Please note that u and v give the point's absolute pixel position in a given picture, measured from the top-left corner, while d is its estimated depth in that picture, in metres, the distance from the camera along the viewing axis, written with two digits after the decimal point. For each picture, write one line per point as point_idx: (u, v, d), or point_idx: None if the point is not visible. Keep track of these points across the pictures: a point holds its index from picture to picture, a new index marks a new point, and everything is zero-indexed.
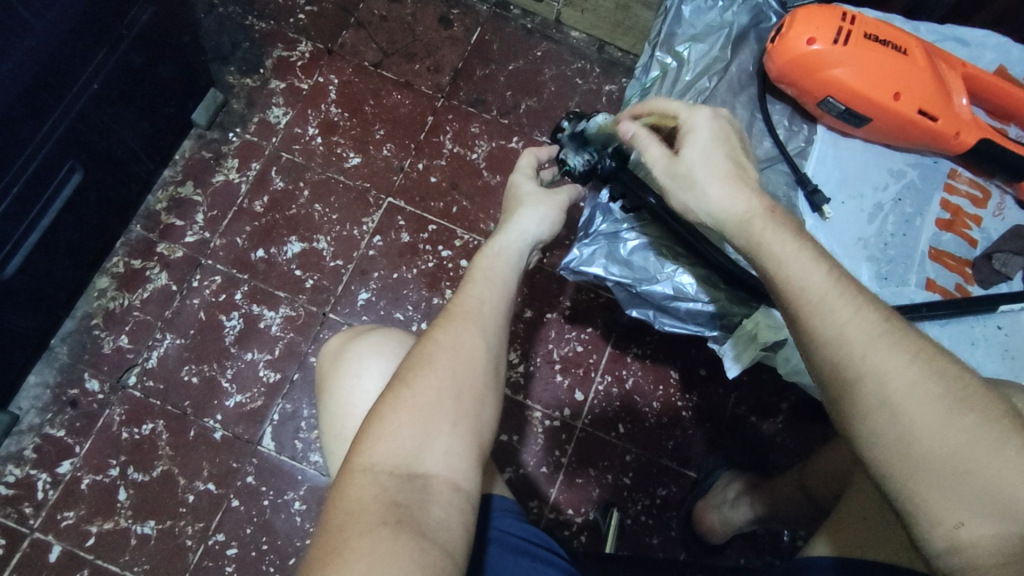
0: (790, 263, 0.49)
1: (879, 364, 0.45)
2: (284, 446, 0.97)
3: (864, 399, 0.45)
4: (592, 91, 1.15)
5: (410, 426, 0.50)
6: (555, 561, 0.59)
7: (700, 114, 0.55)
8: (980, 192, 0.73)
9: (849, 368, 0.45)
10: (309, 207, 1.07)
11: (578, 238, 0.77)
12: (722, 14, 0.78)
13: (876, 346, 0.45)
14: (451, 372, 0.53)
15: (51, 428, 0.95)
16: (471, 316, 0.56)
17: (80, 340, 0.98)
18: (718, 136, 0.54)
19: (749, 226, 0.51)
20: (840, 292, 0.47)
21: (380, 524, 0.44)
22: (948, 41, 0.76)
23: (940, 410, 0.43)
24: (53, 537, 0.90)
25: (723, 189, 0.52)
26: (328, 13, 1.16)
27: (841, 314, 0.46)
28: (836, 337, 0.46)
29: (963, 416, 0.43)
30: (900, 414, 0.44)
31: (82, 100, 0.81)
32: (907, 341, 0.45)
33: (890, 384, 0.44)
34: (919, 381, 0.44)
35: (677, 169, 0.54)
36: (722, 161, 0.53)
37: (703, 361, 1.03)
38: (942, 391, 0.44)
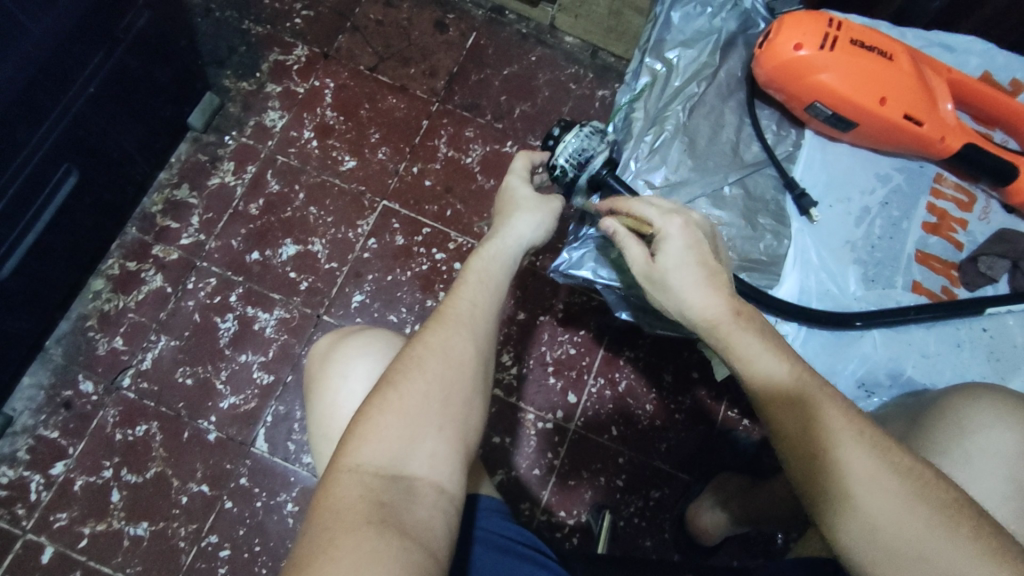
0: (756, 359, 0.51)
1: (846, 460, 0.47)
2: (277, 448, 0.97)
3: (829, 487, 0.48)
4: (586, 96, 1.16)
5: (396, 427, 0.51)
6: (540, 559, 0.60)
7: (674, 222, 0.56)
8: (966, 196, 0.74)
9: (813, 458, 0.48)
10: (304, 210, 1.07)
11: (568, 240, 0.78)
12: (711, 20, 0.79)
13: (843, 441, 0.48)
14: (441, 376, 0.54)
15: (45, 430, 0.95)
16: (462, 319, 0.57)
17: (74, 341, 0.99)
18: (692, 245, 0.55)
19: (715, 330, 0.53)
20: (805, 385, 0.50)
21: (365, 522, 0.45)
22: (934, 47, 0.77)
23: (901, 501, 0.46)
24: (46, 538, 0.90)
25: (693, 296, 0.54)
26: (324, 18, 1.17)
27: (808, 410, 0.49)
28: (804, 430, 0.49)
29: (920, 507, 0.46)
30: (866, 505, 0.47)
31: (79, 103, 0.81)
32: (868, 435, 0.48)
33: (854, 479, 0.47)
34: (881, 474, 0.47)
35: (655, 278, 0.56)
36: (693, 271, 0.54)
37: (695, 364, 1.04)
38: (903, 483, 0.47)
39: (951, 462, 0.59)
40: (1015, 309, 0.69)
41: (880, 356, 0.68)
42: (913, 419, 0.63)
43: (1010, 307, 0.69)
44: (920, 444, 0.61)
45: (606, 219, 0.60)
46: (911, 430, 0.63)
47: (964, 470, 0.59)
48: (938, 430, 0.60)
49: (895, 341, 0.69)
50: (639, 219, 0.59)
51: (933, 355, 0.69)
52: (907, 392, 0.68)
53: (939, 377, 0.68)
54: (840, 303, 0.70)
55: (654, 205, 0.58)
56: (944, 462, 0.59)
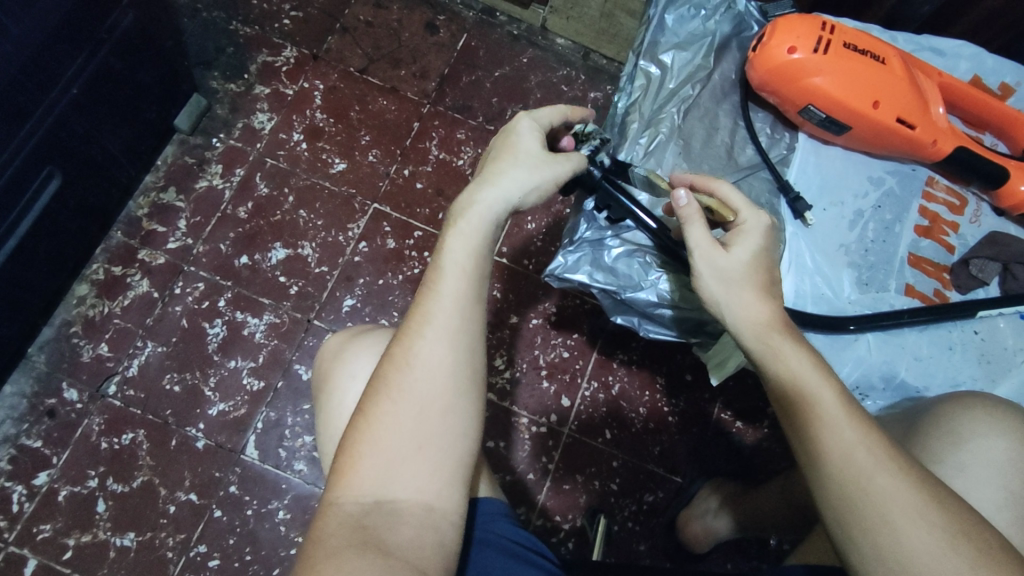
0: (801, 378, 0.52)
1: (883, 487, 0.48)
2: (267, 455, 0.95)
3: (863, 510, 0.48)
4: (578, 98, 1.16)
5: (371, 457, 0.49)
6: (539, 562, 0.60)
7: (759, 218, 0.58)
8: (957, 200, 0.74)
9: (850, 482, 0.49)
10: (294, 213, 1.06)
11: (563, 244, 0.76)
12: (705, 22, 0.79)
13: (882, 468, 0.48)
14: (408, 390, 0.51)
15: (27, 439, 0.93)
16: (427, 322, 0.53)
17: (58, 348, 0.97)
18: (764, 245, 0.58)
19: (765, 334, 0.54)
20: (847, 410, 0.51)
21: (345, 549, 0.46)
22: (925, 52, 0.77)
23: (938, 532, 0.46)
24: (29, 550, 0.88)
25: (752, 296, 0.55)
26: (313, 19, 1.16)
27: (848, 435, 0.50)
28: (843, 455, 0.49)
29: (957, 540, 0.46)
30: (902, 536, 0.46)
31: (62, 104, 0.80)
32: (908, 465, 0.49)
33: (892, 507, 0.47)
34: (918, 503, 0.47)
35: (723, 264, 0.56)
36: (759, 271, 0.57)
37: (688, 366, 1.04)
38: (940, 515, 0.47)
39: (949, 471, 0.59)
40: (1007, 312, 0.70)
41: (873, 360, 0.68)
42: (912, 425, 0.63)
43: (1001, 310, 0.69)
44: (917, 451, 0.61)
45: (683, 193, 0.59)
46: (906, 438, 0.63)
47: (960, 478, 0.58)
48: (932, 437, 0.61)
49: (888, 344, 0.69)
50: (722, 205, 0.60)
51: (926, 358, 0.69)
52: (901, 395, 0.69)
53: (931, 381, 0.68)
54: (834, 306, 0.70)
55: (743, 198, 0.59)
56: (942, 470, 0.59)
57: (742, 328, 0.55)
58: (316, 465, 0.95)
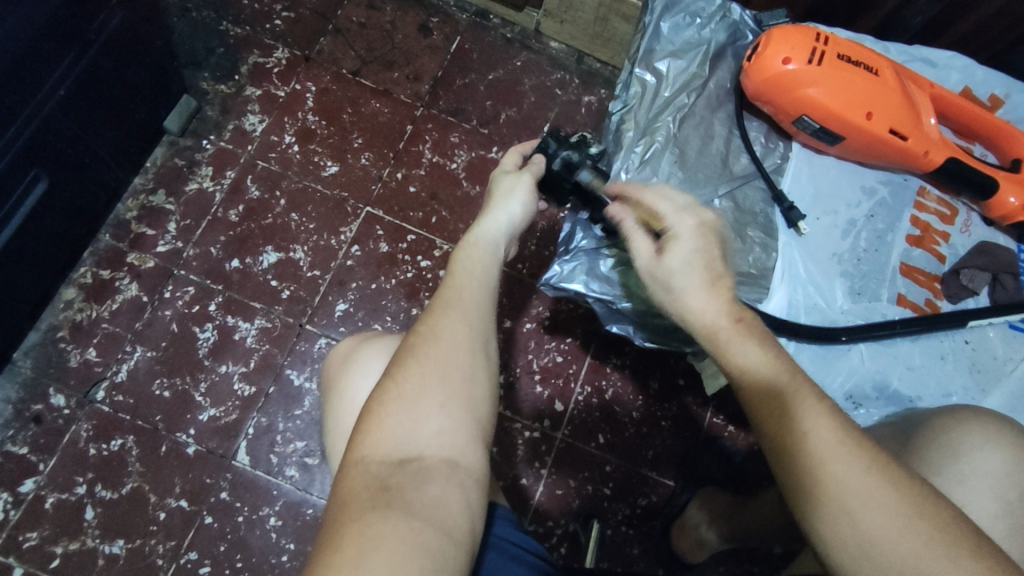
0: (757, 372, 0.51)
1: (840, 474, 0.46)
2: (259, 461, 0.95)
3: (822, 498, 0.46)
4: (572, 102, 1.16)
5: (396, 414, 0.50)
6: (526, 558, 0.59)
7: (687, 220, 0.56)
8: (948, 210, 0.75)
9: (806, 468, 0.47)
10: (285, 216, 1.05)
11: (558, 253, 0.77)
12: (700, 30, 0.79)
13: (839, 454, 0.46)
14: (436, 358, 0.53)
15: (13, 446, 0.91)
16: (452, 302, 0.56)
17: (45, 353, 0.95)
18: (699, 245, 0.55)
19: (713, 336, 0.53)
20: (805, 397, 0.49)
21: (369, 509, 0.44)
22: (916, 62, 0.78)
23: (898, 517, 0.44)
24: (14, 559, 0.87)
25: (697, 297, 0.54)
26: (305, 20, 1.15)
27: (805, 421, 0.48)
28: (800, 443, 0.47)
29: (918, 522, 0.44)
30: (862, 522, 0.44)
31: (48, 106, 0.78)
32: (869, 449, 0.47)
33: (849, 494, 0.45)
34: (877, 487, 0.45)
35: (658, 271, 0.56)
36: (699, 271, 0.54)
37: (681, 371, 1.04)
38: (900, 498, 0.45)
39: (948, 483, 0.59)
40: (996, 322, 0.71)
41: (865, 370, 0.69)
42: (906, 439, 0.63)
43: (991, 320, 0.70)
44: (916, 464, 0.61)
45: (618, 208, 0.60)
46: (902, 451, 0.63)
47: (960, 489, 0.59)
48: (931, 451, 0.61)
49: (881, 354, 0.70)
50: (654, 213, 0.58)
51: (917, 368, 0.70)
52: (894, 404, 0.69)
53: (923, 390, 0.69)
54: (827, 316, 0.70)
55: (672, 200, 0.57)
56: (940, 481, 0.59)
57: (695, 327, 0.55)
58: (308, 471, 0.95)
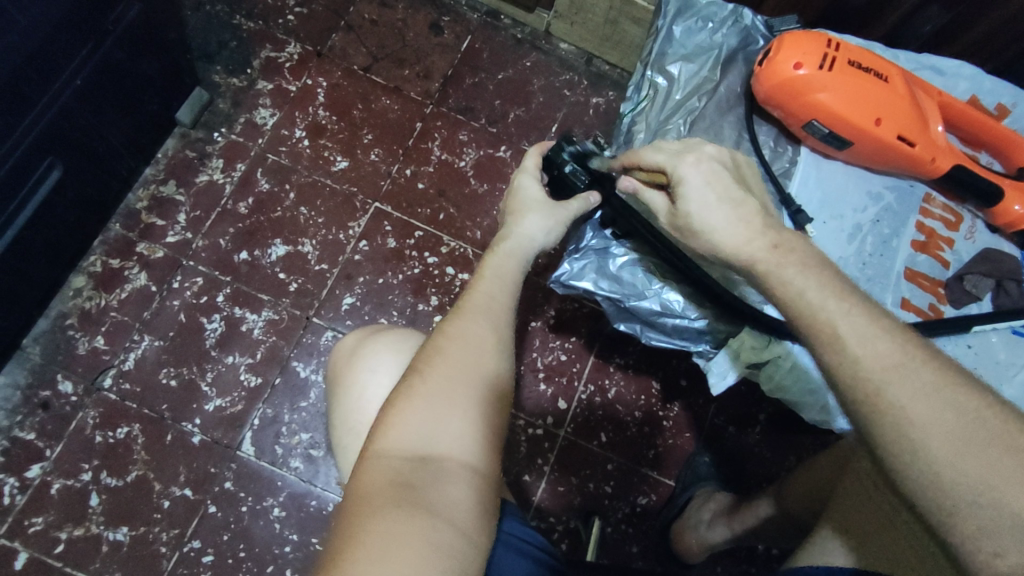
0: (802, 300, 0.47)
1: (885, 379, 0.41)
2: (264, 452, 0.95)
3: (874, 410, 0.41)
4: (580, 103, 1.17)
5: (420, 410, 0.51)
6: (533, 554, 0.59)
7: (685, 160, 0.56)
8: (953, 216, 0.76)
9: (854, 382, 0.43)
10: (294, 210, 1.06)
11: (568, 252, 0.77)
12: (712, 35, 0.80)
13: (890, 375, 0.41)
14: (461, 361, 0.54)
15: (20, 431, 0.92)
16: (480, 309, 0.57)
17: (53, 340, 0.96)
18: (710, 176, 0.55)
19: (751, 269, 0.52)
20: (850, 317, 0.45)
21: (391, 506, 0.45)
22: (925, 70, 0.79)
23: (962, 436, 0.38)
24: (19, 543, 0.88)
25: (727, 230, 0.53)
26: (318, 16, 1.16)
27: (851, 343, 0.44)
28: (850, 369, 0.43)
29: (991, 439, 0.38)
30: (914, 427, 0.39)
31: (65, 95, 0.79)
32: (930, 365, 0.41)
33: (896, 397, 0.41)
34: (938, 407, 0.39)
35: (681, 217, 0.56)
36: (717, 201, 0.54)
37: (684, 371, 1.05)
38: (956, 399, 0.40)
39: None
40: (999, 327, 0.72)
41: None
42: None
43: (994, 325, 0.71)
44: None
45: (624, 180, 0.60)
46: None
47: None
48: None
49: None
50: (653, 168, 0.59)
51: None
52: None
53: None
54: None
55: (663, 149, 0.58)
56: None
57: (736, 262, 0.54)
58: (312, 463, 0.95)
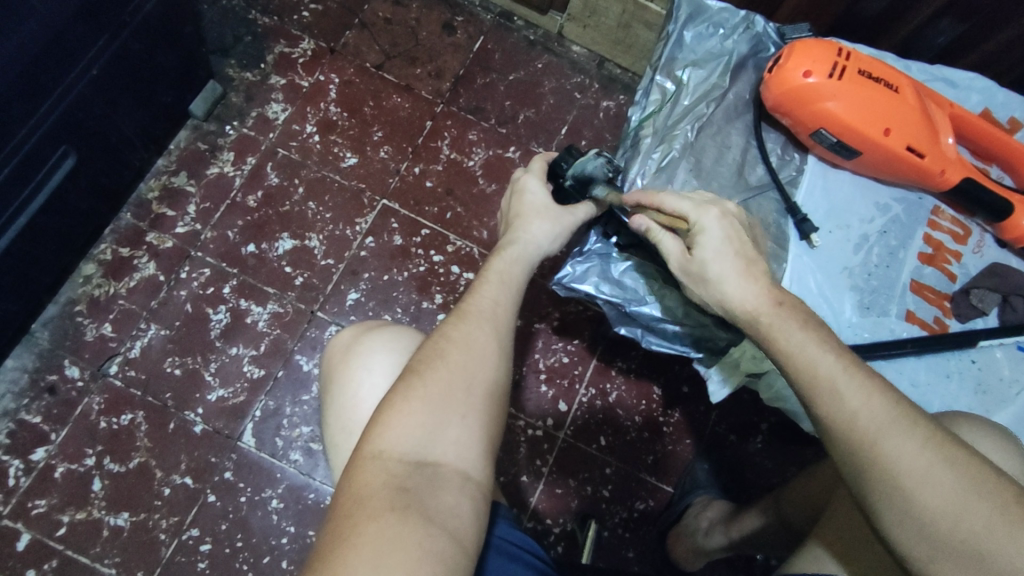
0: (804, 353, 0.50)
1: (891, 453, 0.45)
2: (264, 443, 0.96)
3: (877, 477, 0.46)
4: (590, 106, 1.17)
5: (420, 414, 0.51)
6: (524, 558, 0.60)
7: (710, 213, 0.57)
8: (961, 230, 0.75)
9: (855, 448, 0.47)
10: (303, 205, 1.07)
11: (572, 253, 0.77)
12: (723, 41, 0.80)
13: (889, 431, 0.46)
14: (461, 365, 0.54)
15: (27, 414, 0.93)
16: (484, 314, 0.57)
17: (62, 326, 0.97)
18: (729, 237, 0.56)
19: (755, 323, 0.53)
20: (849, 374, 0.48)
21: (388, 509, 0.45)
22: (937, 82, 0.79)
23: (948, 494, 0.44)
24: (22, 525, 0.89)
25: (737, 286, 0.54)
26: (332, 13, 1.17)
27: (851, 400, 0.47)
28: (848, 424, 0.47)
29: (971, 499, 0.44)
30: (912, 495, 0.45)
31: (81, 84, 0.80)
32: (945, 448, 0.45)
33: (900, 470, 0.45)
34: (934, 469, 0.45)
35: (692, 265, 0.57)
36: (734, 258, 0.55)
37: (686, 378, 1.05)
38: (945, 466, 0.45)
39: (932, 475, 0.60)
40: (1004, 342, 0.71)
41: None
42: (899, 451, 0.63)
43: (999, 340, 0.70)
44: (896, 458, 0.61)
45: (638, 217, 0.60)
46: None
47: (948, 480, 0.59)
48: None
49: (886, 370, 0.70)
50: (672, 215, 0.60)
51: (922, 385, 0.70)
52: None
53: (928, 407, 0.69)
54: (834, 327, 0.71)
55: (688, 199, 0.59)
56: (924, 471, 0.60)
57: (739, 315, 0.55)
58: (311, 456, 0.96)
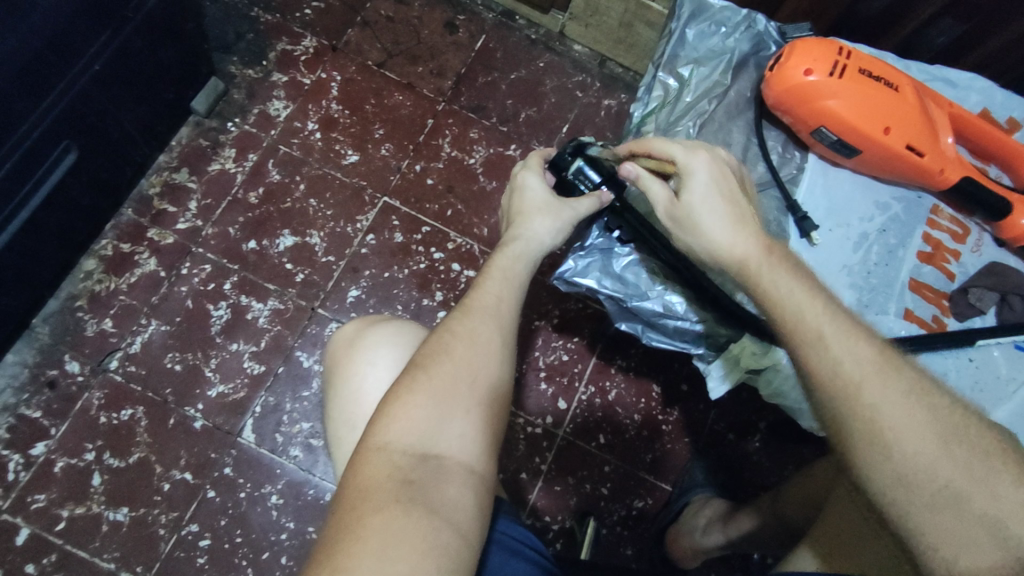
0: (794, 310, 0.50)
1: (873, 403, 0.46)
2: (264, 439, 0.96)
3: (860, 429, 0.46)
4: (591, 105, 1.17)
5: (425, 406, 0.51)
6: (526, 553, 0.60)
7: (698, 157, 0.58)
8: (960, 229, 0.76)
9: (839, 399, 0.47)
10: (304, 201, 1.07)
11: (573, 249, 0.78)
12: (724, 39, 0.80)
13: (870, 382, 0.46)
14: (464, 359, 0.54)
15: (27, 409, 0.93)
16: (488, 309, 0.58)
17: (63, 321, 0.97)
18: (716, 180, 0.57)
19: (746, 267, 0.54)
20: (835, 328, 0.49)
21: (393, 502, 0.45)
22: (937, 81, 0.79)
23: (930, 443, 0.44)
24: (22, 519, 0.89)
25: (725, 230, 0.55)
26: (334, 11, 1.17)
27: (837, 351, 0.48)
28: (833, 374, 0.47)
29: (954, 448, 0.44)
30: (895, 445, 0.45)
31: (83, 79, 0.80)
32: (928, 400, 0.45)
33: (883, 420, 0.45)
34: (917, 419, 0.45)
35: (679, 211, 0.58)
36: (720, 203, 0.56)
37: (685, 376, 1.05)
38: (927, 417, 0.45)
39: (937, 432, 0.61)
40: (1003, 341, 0.71)
41: None
42: None
43: (997, 339, 0.70)
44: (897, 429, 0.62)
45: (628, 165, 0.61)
46: None
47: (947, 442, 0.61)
48: None
49: None
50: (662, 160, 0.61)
51: None
52: None
53: None
54: None
55: (677, 143, 0.60)
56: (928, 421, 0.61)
57: (728, 261, 0.56)
58: (311, 452, 0.96)
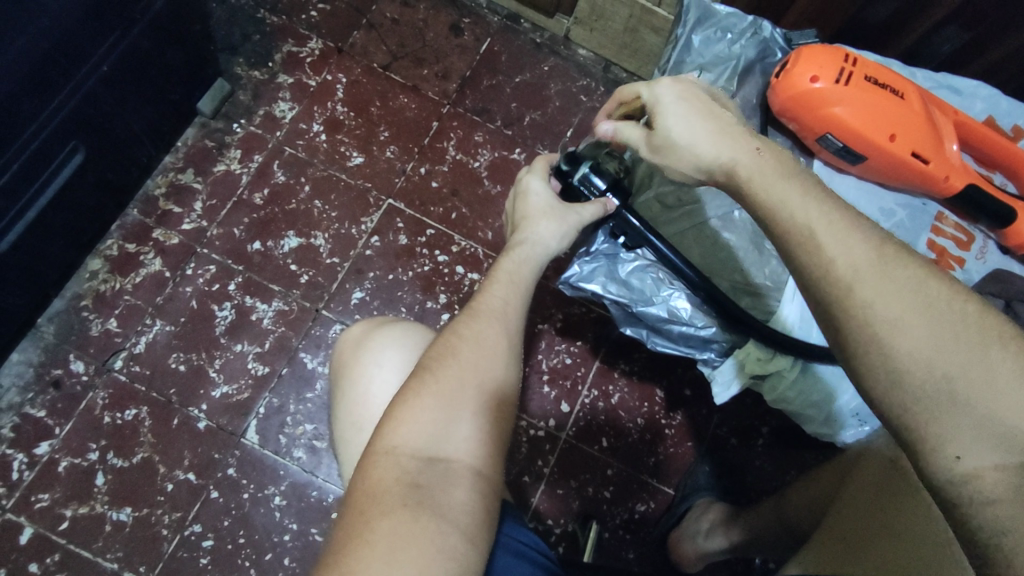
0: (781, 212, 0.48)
1: (866, 299, 0.41)
2: (267, 440, 0.96)
3: (854, 328, 0.42)
4: (596, 109, 1.17)
5: (432, 409, 0.51)
6: (531, 555, 0.60)
7: (662, 84, 0.58)
8: (965, 236, 0.76)
9: (831, 301, 0.43)
10: (309, 203, 1.07)
11: (579, 254, 0.78)
12: (730, 45, 0.80)
13: (863, 278, 0.42)
14: (471, 361, 0.54)
15: (31, 408, 0.93)
16: (494, 312, 0.58)
17: (67, 321, 0.97)
18: (684, 97, 0.57)
19: (732, 171, 0.52)
20: (828, 224, 0.45)
21: (400, 506, 0.46)
22: (942, 89, 0.79)
23: (927, 336, 0.39)
24: (25, 518, 0.89)
25: (704, 142, 0.54)
26: (340, 13, 1.17)
27: (828, 251, 0.44)
28: (824, 276, 0.44)
29: (954, 340, 0.39)
30: (889, 342, 0.40)
31: (90, 81, 0.80)
32: (930, 292, 0.41)
33: (877, 316, 0.41)
34: (914, 312, 0.40)
35: (657, 140, 0.58)
36: (695, 116, 0.55)
37: (688, 381, 1.05)
38: (926, 310, 0.40)
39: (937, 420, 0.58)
40: None
41: None
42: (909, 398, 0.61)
43: None
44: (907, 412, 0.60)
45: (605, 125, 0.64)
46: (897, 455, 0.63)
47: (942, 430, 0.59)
48: None
49: None
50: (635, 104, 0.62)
51: None
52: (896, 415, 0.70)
53: None
54: None
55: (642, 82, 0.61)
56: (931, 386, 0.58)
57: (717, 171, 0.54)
58: (315, 454, 0.96)
